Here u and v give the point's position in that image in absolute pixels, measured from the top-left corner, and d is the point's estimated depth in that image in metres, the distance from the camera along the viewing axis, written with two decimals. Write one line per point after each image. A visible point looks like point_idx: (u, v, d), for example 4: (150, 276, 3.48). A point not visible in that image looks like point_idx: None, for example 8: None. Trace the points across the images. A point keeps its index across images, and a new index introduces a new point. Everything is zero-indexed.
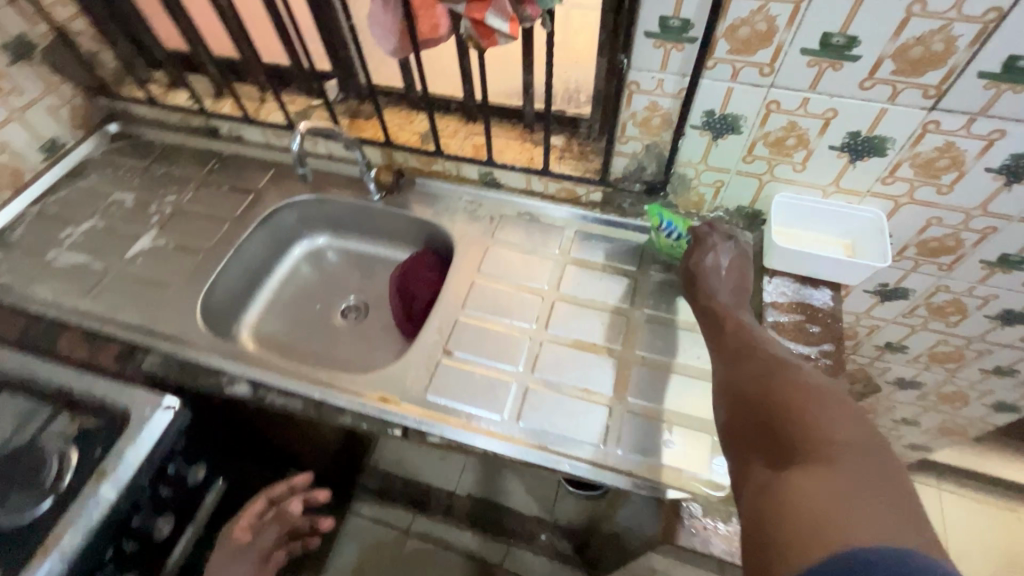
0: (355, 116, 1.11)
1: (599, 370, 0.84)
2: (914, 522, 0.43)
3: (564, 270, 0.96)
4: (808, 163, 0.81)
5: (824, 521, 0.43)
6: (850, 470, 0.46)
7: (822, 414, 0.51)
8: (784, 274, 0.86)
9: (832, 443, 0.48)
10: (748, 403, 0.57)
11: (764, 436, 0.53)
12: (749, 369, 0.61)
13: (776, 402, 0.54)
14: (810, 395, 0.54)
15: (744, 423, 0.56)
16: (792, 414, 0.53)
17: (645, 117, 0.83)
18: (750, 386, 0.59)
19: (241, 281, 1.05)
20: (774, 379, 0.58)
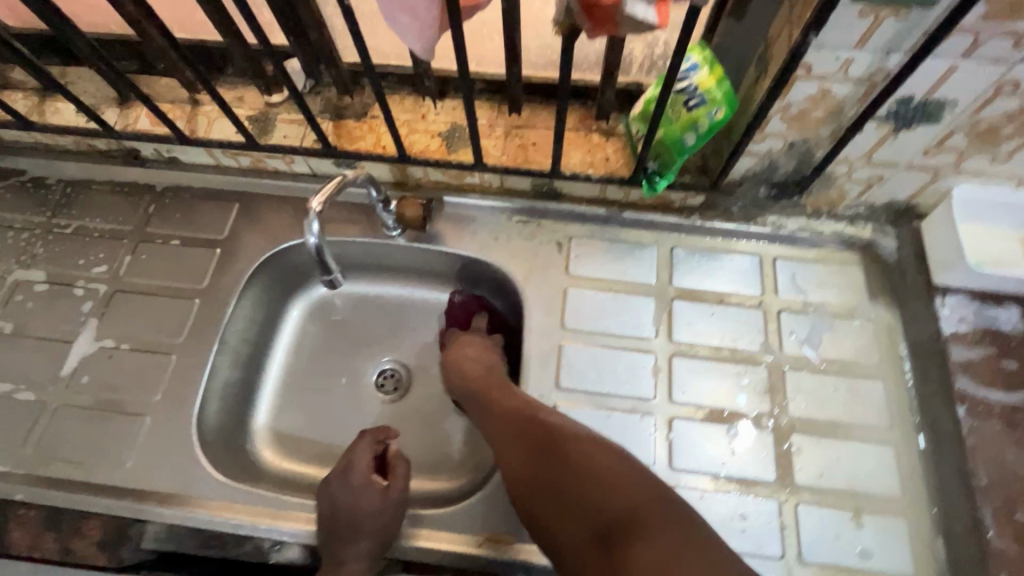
0: (342, 116, 0.79)
1: (751, 449, 0.66)
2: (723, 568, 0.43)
3: (671, 310, 0.74)
4: (1016, 154, 0.60)
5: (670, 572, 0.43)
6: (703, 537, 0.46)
7: (620, 514, 0.49)
8: (959, 291, 0.68)
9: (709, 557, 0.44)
10: (596, 523, 0.50)
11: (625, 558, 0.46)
12: (574, 496, 0.52)
13: (629, 514, 0.49)
14: (641, 505, 0.49)
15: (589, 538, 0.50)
16: (646, 539, 0.46)
17: (801, 109, 0.58)
18: (567, 487, 0.54)
19: (237, 375, 0.77)
20: (617, 485, 0.51)
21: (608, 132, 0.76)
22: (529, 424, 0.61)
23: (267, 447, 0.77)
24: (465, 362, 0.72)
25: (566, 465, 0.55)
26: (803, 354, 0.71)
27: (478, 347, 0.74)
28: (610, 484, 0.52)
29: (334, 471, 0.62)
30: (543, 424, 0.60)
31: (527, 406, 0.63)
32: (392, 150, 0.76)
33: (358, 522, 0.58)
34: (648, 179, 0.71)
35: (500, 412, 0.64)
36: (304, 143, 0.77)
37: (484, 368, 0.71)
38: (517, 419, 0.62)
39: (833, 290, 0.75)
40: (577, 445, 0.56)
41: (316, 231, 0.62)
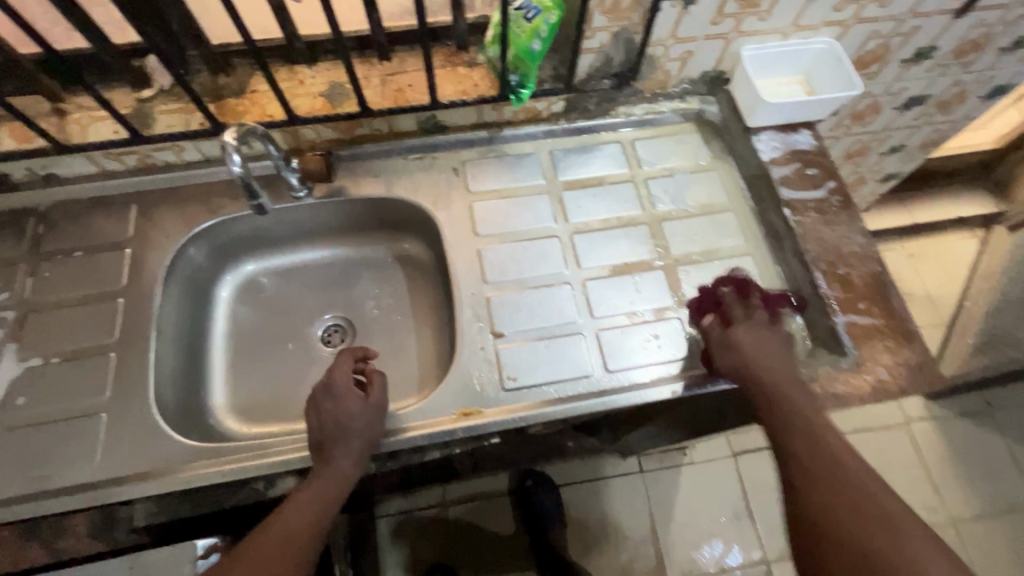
0: (222, 96, 0.82)
1: (651, 287, 0.81)
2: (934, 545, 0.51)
3: (562, 199, 0.87)
4: (773, 10, 0.79)
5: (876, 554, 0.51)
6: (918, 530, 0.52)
7: (916, 549, 0.50)
8: (767, 128, 0.87)
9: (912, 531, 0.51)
10: (850, 515, 0.53)
11: (869, 526, 0.52)
12: (822, 449, 0.58)
13: (872, 497, 0.54)
14: (910, 546, 0.50)
15: (827, 469, 0.56)
16: (878, 544, 0.51)
17: (614, 1, 0.72)
18: (841, 520, 0.53)
19: (181, 360, 0.79)
20: (862, 519, 0.53)
21: (472, 63, 0.86)
22: (772, 369, 0.64)
23: (230, 418, 0.80)
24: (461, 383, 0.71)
25: (786, 401, 0.61)
26: (671, 206, 0.87)
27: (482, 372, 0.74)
28: (827, 429, 0.60)
29: (319, 386, 0.68)
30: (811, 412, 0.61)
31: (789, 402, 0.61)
32: (279, 116, 0.81)
33: (343, 421, 0.65)
34: (514, 92, 0.81)
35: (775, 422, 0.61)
36: (190, 127, 0.80)
37: (761, 347, 0.66)
38: (780, 378, 0.63)
39: (682, 155, 0.92)
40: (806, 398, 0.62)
41: (238, 162, 0.64)
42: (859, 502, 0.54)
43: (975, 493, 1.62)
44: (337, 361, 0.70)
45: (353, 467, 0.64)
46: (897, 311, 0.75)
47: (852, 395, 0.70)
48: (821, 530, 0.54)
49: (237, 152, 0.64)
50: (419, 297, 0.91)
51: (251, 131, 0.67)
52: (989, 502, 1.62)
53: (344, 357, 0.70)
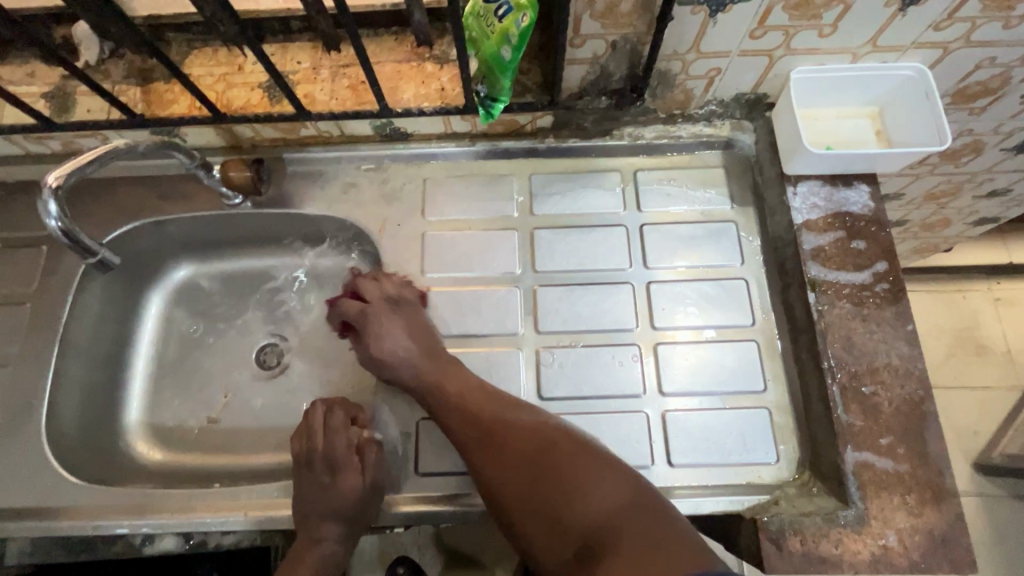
0: (150, 81, 0.71)
1: (619, 366, 0.66)
2: (565, 496, 0.52)
3: (533, 239, 0.72)
4: (840, 24, 0.57)
5: (546, 508, 0.52)
6: (549, 418, 0.58)
7: (614, 482, 0.51)
8: (809, 179, 0.67)
9: (575, 439, 0.55)
10: (519, 482, 0.54)
11: (574, 498, 0.51)
12: (460, 412, 0.59)
13: (564, 485, 0.52)
14: (597, 478, 0.52)
15: (536, 444, 0.56)
16: (568, 474, 0.53)
17: (608, 3, 0.53)
18: (519, 488, 0.54)
19: (95, 374, 0.73)
20: (547, 498, 0.52)
21: (442, 59, 0.70)
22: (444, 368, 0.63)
23: (141, 439, 0.74)
24: (393, 337, 0.65)
25: (447, 378, 0.61)
26: (666, 263, 0.70)
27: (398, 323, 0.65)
28: (522, 431, 0.57)
29: (309, 450, 0.59)
30: (533, 418, 0.58)
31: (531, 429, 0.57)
32: (207, 110, 0.69)
33: (335, 508, 0.56)
34: (483, 106, 0.65)
35: (512, 444, 0.56)
36: (110, 117, 0.70)
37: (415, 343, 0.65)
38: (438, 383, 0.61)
39: (694, 196, 0.73)
40: (518, 411, 0.59)
41: (55, 212, 0.55)
42: (558, 496, 0.52)
43: None
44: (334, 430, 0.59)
45: (339, 552, 0.57)
46: (933, 458, 0.57)
47: (843, 563, 0.54)
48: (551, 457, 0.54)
49: (57, 198, 0.54)
50: None
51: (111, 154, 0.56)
52: None
53: (337, 417, 0.60)
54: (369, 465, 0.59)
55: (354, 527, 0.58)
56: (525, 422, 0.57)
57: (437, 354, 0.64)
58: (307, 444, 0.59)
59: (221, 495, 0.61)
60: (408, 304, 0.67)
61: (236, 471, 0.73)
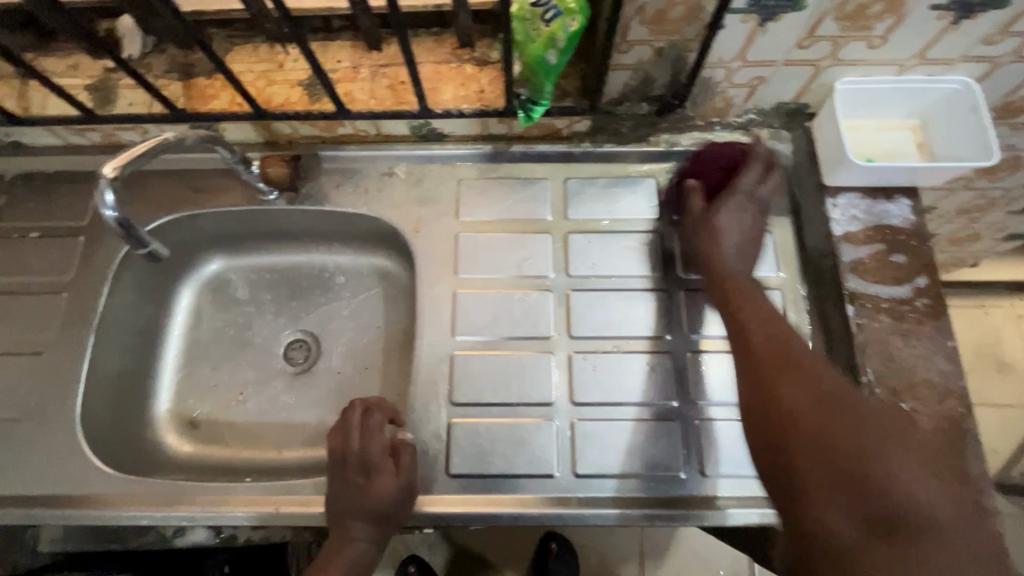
0: (191, 75, 0.71)
1: (653, 373, 0.66)
2: (853, 448, 0.44)
3: (568, 243, 0.72)
4: (890, 36, 0.57)
5: (823, 454, 0.45)
6: (757, 332, 0.55)
7: (885, 456, 0.43)
8: (849, 191, 0.67)
9: (817, 370, 0.50)
10: (789, 381, 0.50)
11: (847, 451, 0.44)
12: (742, 342, 0.55)
13: (873, 430, 0.45)
14: (867, 445, 0.44)
15: (770, 383, 0.51)
16: (830, 428, 0.46)
17: (659, 9, 0.53)
18: (805, 433, 0.47)
19: (127, 365, 0.74)
20: (830, 446, 0.45)
21: (482, 61, 0.70)
22: (735, 271, 0.61)
23: (170, 431, 0.75)
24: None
25: (738, 321, 0.57)
26: (701, 271, 0.70)
27: (733, 217, 0.62)
28: (766, 325, 0.55)
29: (343, 449, 0.58)
30: (766, 328, 0.55)
31: (763, 326, 0.55)
32: (247, 106, 0.70)
33: (369, 509, 0.56)
34: (523, 109, 0.65)
35: (755, 364, 0.53)
36: (152, 110, 0.70)
37: (748, 228, 0.63)
38: (728, 273, 0.61)
39: None
40: (762, 300, 0.58)
41: (111, 203, 0.55)
42: (830, 449, 0.45)
43: None
44: (371, 431, 0.58)
45: (369, 552, 0.57)
46: (971, 477, 0.56)
47: None
48: (775, 417, 0.49)
49: (112, 188, 0.54)
50: (391, 326, 0.80)
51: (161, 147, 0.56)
52: None
53: (375, 418, 0.59)
54: (404, 467, 0.58)
55: (384, 528, 0.58)
56: (807, 358, 0.52)
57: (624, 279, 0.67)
58: (342, 444, 0.58)
59: (253, 490, 0.61)
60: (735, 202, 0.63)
61: (263, 465, 0.74)
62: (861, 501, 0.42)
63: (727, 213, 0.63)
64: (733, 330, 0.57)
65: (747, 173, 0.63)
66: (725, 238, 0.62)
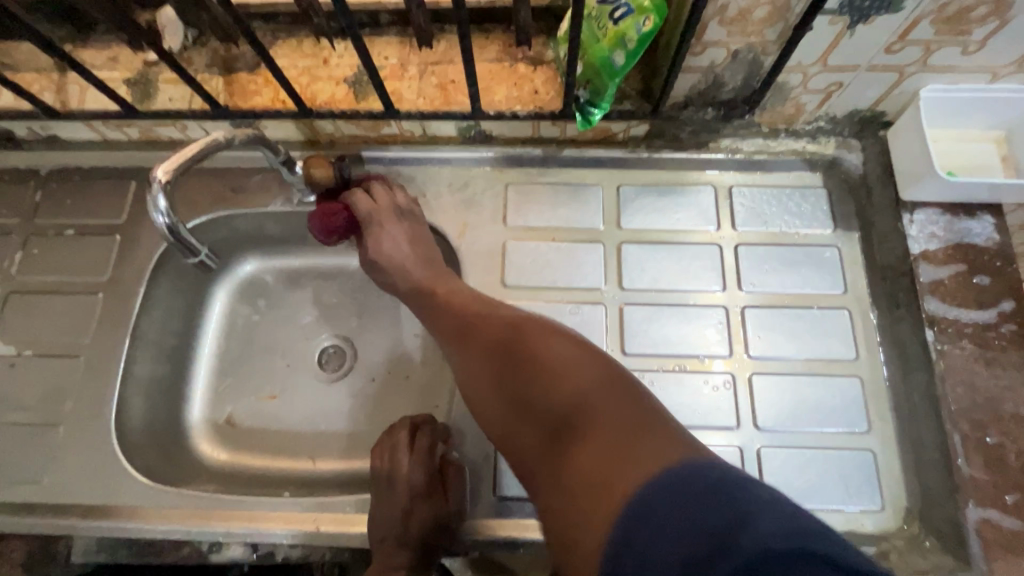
0: (233, 70, 0.69)
1: (711, 394, 0.62)
2: (570, 403, 0.41)
3: (620, 253, 0.68)
4: (989, 41, 0.52)
5: (552, 407, 0.42)
6: (526, 328, 0.50)
7: (589, 371, 0.42)
8: (928, 206, 0.62)
9: (567, 336, 0.48)
10: (486, 361, 0.50)
11: (530, 414, 0.44)
12: (476, 337, 0.52)
13: (551, 364, 0.44)
14: (568, 360, 0.44)
15: (503, 367, 0.48)
16: (539, 388, 0.44)
17: (742, 8, 0.50)
18: (544, 397, 0.43)
19: (162, 368, 0.72)
20: (550, 383, 0.43)
21: (536, 61, 0.66)
22: (417, 277, 0.62)
23: (204, 437, 0.73)
24: (389, 242, 0.63)
25: (487, 315, 0.54)
26: (762, 286, 0.66)
27: (398, 229, 0.64)
28: (526, 320, 0.52)
29: (392, 470, 0.57)
30: (499, 313, 0.54)
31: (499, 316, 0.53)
32: (292, 103, 0.67)
33: (417, 534, 0.54)
34: (581, 113, 0.62)
35: (477, 348, 0.51)
36: (193, 106, 0.68)
37: (414, 250, 0.63)
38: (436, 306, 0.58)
39: (794, 217, 0.68)
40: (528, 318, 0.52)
41: (165, 208, 0.55)
42: (551, 365, 0.44)
43: None
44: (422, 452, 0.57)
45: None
46: None
47: None
48: (511, 384, 0.46)
49: (165, 193, 0.53)
50: (430, 333, 0.77)
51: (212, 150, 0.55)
52: None
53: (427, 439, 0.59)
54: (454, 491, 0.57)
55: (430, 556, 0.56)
56: (525, 324, 0.51)
57: (431, 259, 0.63)
58: (390, 463, 0.57)
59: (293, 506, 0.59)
60: (412, 214, 0.66)
61: (300, 477, 0.71)
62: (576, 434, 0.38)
63: (391, 225, 0.64)
64: (461, 318, 0.55)
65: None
66: (397, 258, 0.63)
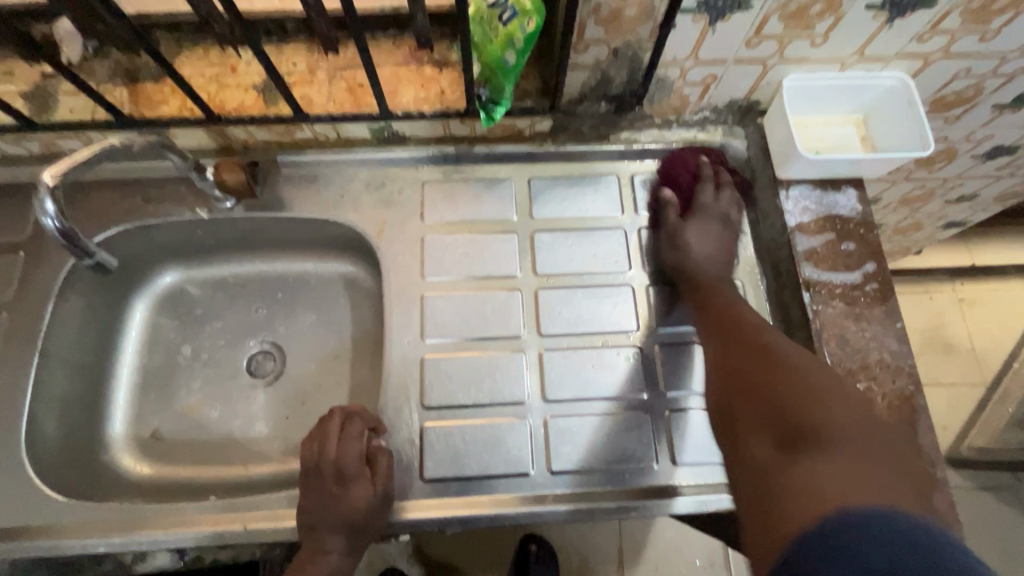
0: (137, 80, 0.69)
1: (623, 367, 0.67)
2: (775, 404, 0.49)
3: (534, 241, 0.72)
4: (831, 34, 0.60)
5: (767, 397, 0.51)
6: (751, 325, 0.59)
7: (830, 403, 0.47)
8: (801, 183, 0.69)
9: (754, 334, 0.57)
10: (741, 365, 0.55)
11: (746, 427, 0.51)
12: (710, 318, 0.62)
13: (806, 389, 0.49)
14: (801, 375, 0.50)
15: (715, 327, 0.61)
16: (757, 379, 0.52)
17: (613, 9, 0.54)
18: (751, 389, 0.52)
19: (76, 386, 0.70)
20: (771, 376, 0.52)
21: (441, 63, 0.70)
22: (721, 274, 0.66)
23: (127, 453, 0.72)
24: (700, 241, 0.67)
25: (715, 291, 0.64)
26: (666, 265, 0.71)
27: (707, 233, 0.68)
28: (747, 311, 0.62)
29: (319, 458, 0.57)
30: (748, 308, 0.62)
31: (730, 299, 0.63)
32: (199, 111, 0.67)
33: (342, 519, 0.55)
34: (484, 110, 0.65)
35: (710, 307, 0.63)
36: (95, 117, 0.67)
37: (716, 250, 0.68)
38: (710, 278, 0.65)
39: None
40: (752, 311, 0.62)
41: (53, 210, 0.55)
42: (755, 346, 0.56)
43: None
44: (349, 439, 0.57)
45: (342, 564, 0.56)
46: (925, 450, 0.59)
47: None
48: (721, 398, 0.55)
49: (53, 196, 0.54)
50: (359, 332, 0.78)
51: (103, 151, 0.55)
52: None
53: (356, 426, 0.58)
54: (381, 475, 0.57)
55: (358, 538, 0.56)
56: (772, 338, 0.56)
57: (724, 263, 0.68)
58: (318, 451, 0.57)
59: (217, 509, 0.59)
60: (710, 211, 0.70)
61: (230, 483, 0.71)
62: (798, 439, 0.46)
63: (699, 223, 0.69)
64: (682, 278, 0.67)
65: (703, 191, 0.71)
66: (705, 249, 0.67)
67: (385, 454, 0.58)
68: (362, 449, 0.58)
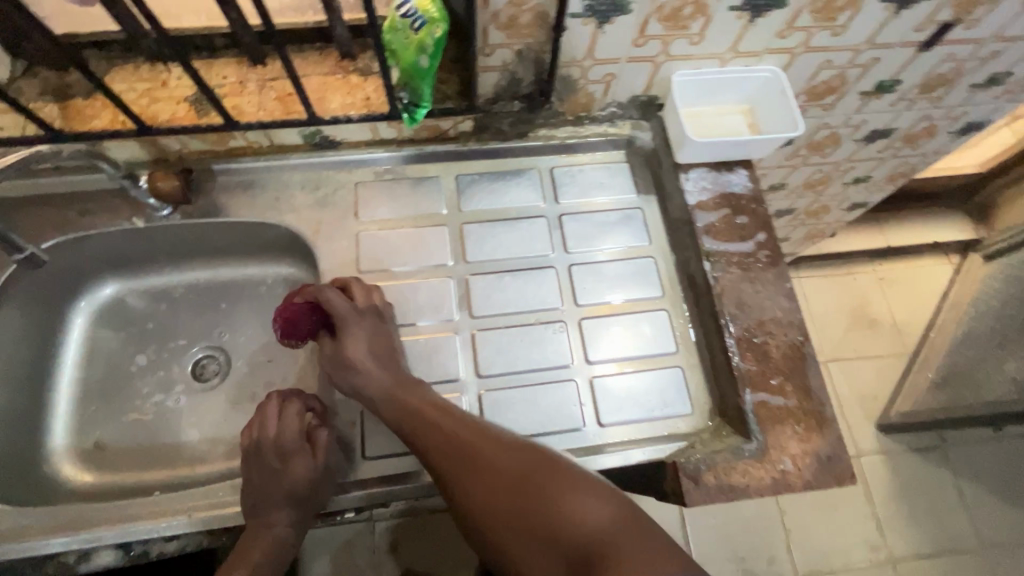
0: (68, 97, 0.71)
1: (549, 341, 0.72)
2: (540, 524, 0.52)
3: (463, 232, 0.77)
4: (706, 33, 0.68)
5: (531, 533, 0.52)
6: (501, 451, 0.57)
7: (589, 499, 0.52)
8: (698, 166, 0.78)
9: (531, 458, 0.56)
10: (506, 504, 0.54)
11: (522, 545, 0.53)
12: (448, 454, 0.58)
13: (558, 508, 0.52)
14: (561, 493, 0.53)
15: (437, 454, 0.58)
16: (528, 500, 0.53)
17: (510, 15, 0.61)
18: (502, 513, 0.54)
19: (13, 399, 0.70)
20: (536, 492, 0.53)
21: (366, 72, 0.75)
22: (402, 379, 0.64)
23: (69, 463, 0.72)
24: (359, 345, 0.65)
25: (443, 420, 0.60)
26: (586, 247, 0.78)
27: (361, 334, 0.65)
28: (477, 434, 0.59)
29: (259, 439, 0.61)
30: (502, 447, 0.57)
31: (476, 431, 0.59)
32: (131, 123, 0.70)
33: (284, 492, 0.59)
34: (407, 111, 0.71)
35: (444, 434, 0.59)
36: (25, 133, 0.69)
37: (375, 348, 0.65)
38: (386, 391, 0.63)
39: (604, 188, 0.81)
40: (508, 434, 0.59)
41: None
42: (524, 454, 0.56)
43: (921, 535, 1.54)
44: (286, 418, 0.62)
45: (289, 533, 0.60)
46: (814, 392, 0.66)
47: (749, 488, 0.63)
48: (483, 523, 0.55)
49: None
50: None
51: (32, 159, 0.58)
52: (931, 542, 1.53)
53: (292, 407, 0.63)
54: (321, 450, 0.61)
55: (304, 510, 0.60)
56: (502, 457, 0.56)
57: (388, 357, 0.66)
58: (258, 433, 0.61)
59: (161, 501, 0.61)
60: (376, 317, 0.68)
61: (176, 483, 0.72)
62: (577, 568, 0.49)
63: (366, 325, 0.66)
64: (401, 419, 0.62)
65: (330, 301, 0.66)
66: (355, 378, 0.64)
67: (321, 428, 0.63)
68: (300, 428, 0.62)
